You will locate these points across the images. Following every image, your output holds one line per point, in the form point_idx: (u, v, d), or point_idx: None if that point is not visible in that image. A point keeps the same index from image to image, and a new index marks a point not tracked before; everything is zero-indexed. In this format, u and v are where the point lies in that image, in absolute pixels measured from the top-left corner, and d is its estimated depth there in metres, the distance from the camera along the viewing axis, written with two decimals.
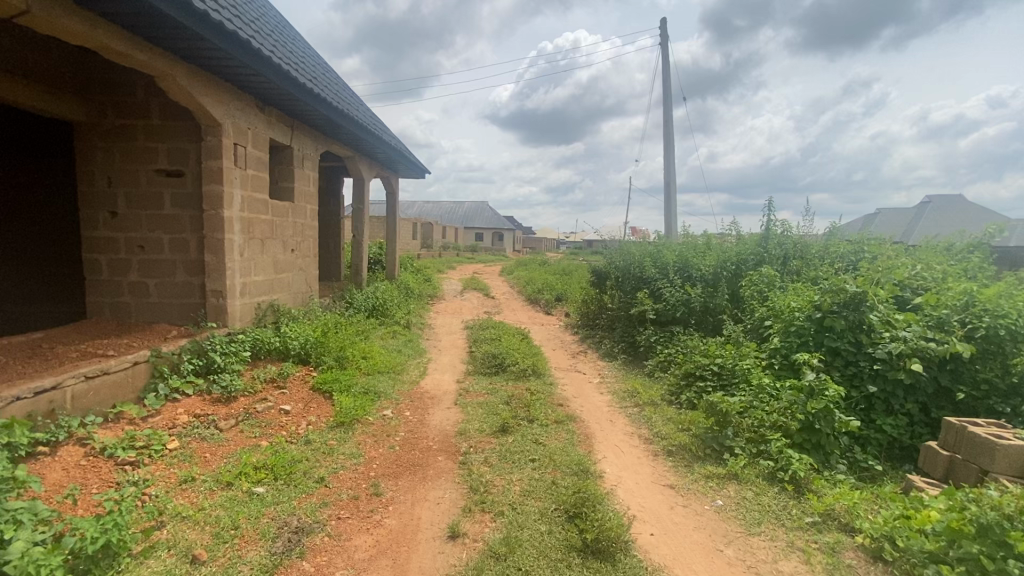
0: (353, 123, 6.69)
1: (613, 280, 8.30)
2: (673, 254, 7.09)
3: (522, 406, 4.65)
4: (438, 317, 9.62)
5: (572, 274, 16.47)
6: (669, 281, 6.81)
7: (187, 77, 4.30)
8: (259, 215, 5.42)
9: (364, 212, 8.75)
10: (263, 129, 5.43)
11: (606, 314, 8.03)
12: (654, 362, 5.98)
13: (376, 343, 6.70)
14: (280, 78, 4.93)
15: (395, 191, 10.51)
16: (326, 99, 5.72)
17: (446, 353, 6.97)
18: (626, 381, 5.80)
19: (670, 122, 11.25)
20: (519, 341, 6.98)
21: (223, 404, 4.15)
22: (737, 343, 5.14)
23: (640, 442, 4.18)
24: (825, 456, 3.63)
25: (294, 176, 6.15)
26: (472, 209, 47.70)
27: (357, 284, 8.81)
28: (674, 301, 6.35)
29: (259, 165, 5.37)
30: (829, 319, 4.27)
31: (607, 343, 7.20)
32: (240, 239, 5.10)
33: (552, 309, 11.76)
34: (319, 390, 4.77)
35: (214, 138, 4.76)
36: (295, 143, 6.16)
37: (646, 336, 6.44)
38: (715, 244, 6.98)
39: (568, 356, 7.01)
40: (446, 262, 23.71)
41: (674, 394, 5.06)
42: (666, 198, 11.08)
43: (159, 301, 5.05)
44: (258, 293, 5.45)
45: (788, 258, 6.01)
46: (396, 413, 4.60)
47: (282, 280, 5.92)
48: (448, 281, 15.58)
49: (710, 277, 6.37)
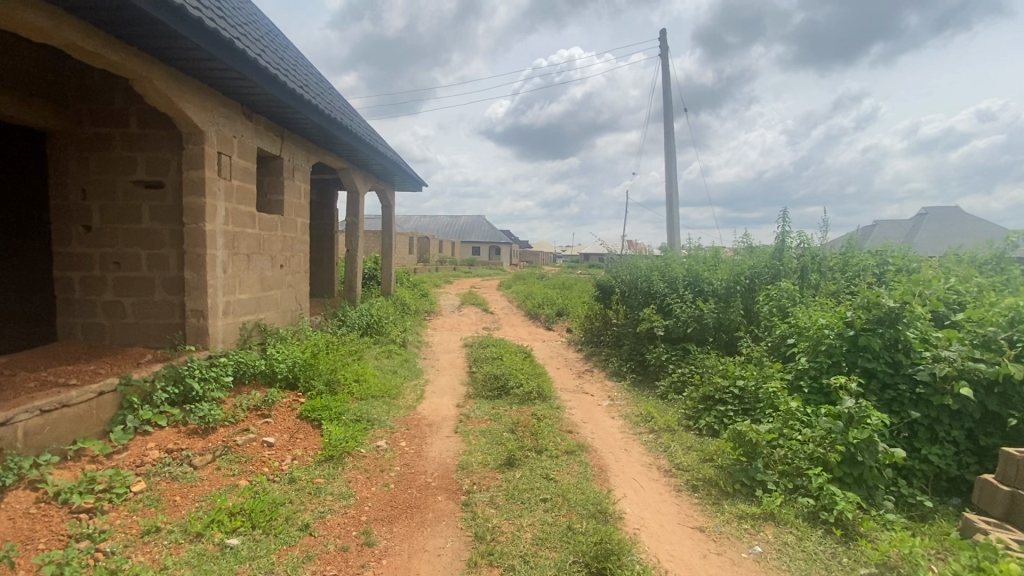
0: (347, 133, 6.39)
1: (618, 295, 7.95)
2: (682, 268, 6.77)
3: (528, 435, 4.26)
4: (435, 335, 9.24)
5: (570, 288, 16.17)
6: (678, 296, 6.45)
7: (165, 80, 3.98)
8: (245, 229, 5.06)
9: (359, 226, 8.42)
10: (250, 137, 5.11)
11: (611, 331, 7.67)
12: (667, 383, 5.61)
13: (371, 364, 6.32)
14: (270, 83, 4.63)
15: (391, 204, 10.21)
16: (319, 107, 5.42)
17: (444, 373, 6.59)
18: (638, 403, 5.42)
19: (671, 133, 11.04)
20: (521, 360, 6.60)
21: (200, 437, 3.74)
22: (758, 362, 4.81)
23: (661, 475, 3.79)
24: (869, 491, 3.27)
25: (283, 187, 5.83)
26: (469, 224, 47.54)
27: (351, 301, 8.44)
28: (685, 317, 6.00)
29: (246, 176, 5.03)
30: (863, 338, 3.95)
31: (614, 362, 6.82)
32: (224, 254, 4.74)
33: (553, 324, 11.40)
34: (307, 418, 4.38)
35: (196, 147, 4.43)
36: (285, 153, 5.84)
37: (656, 354, 6.07)
38: (726, 257, 6.66)
39: (573, 376, 6.63)
40: (443, 276, 23.35)
41: (693, 419, 4.69)
42: (669, 210, 10.81)
43: (135, 322, 4.68)
44: (243, 312, 5.08)
45: (806, 271, 5.69)
46: (391, 443, 4.21)
47: (269, 297, 5.56)
48: (445, 296, 15.22)
49: (723, 292, 6.01)
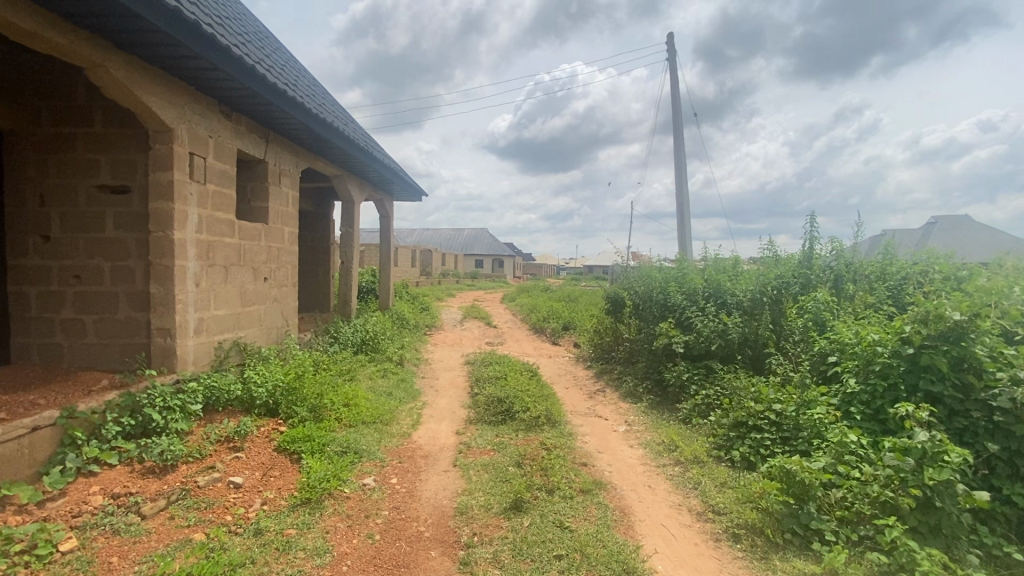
0: (339, 136, 5.95)
1: (631, 307, 7.41)
2: (701, 278, 6.23)
3: (538, 470, 3.71)
4: (436, 351, 8.72)
5: (577, 300, 15.66)
6: (699, 308, 5.90)
7: (122, 69, 3.52)
8: (222, 238, 4.59)
9: (354, 237, 7.91)
10: (229, 138, 4.66)
11: (625, 346, 7.12)
12: (691, 406, 5.07)
13: (364, 386, 5.78)
14: (249, 78, 4.18)
15: (390, 214, 9.76)
16: (306, 106, 4.96)
17: (444, 395, 6.04)
18: (659, 429, 4.87)
19: (680, 139, 10.60)
20: (528, 379, 6.06)
21: (155, 477, 3.23)
22: (796, 384, 4.27)
23: (694, 521, 3.24)
24: (949, 543, 2.70)
25: (268, 194, 5.36)
26: (472, 237, 47.26)
27: (345, 316, 7.93)
28: (707, 332, 5.45)
29: (224, 180, 4.57)
30: (926, 357, 3.40)
31: (629, 382, 6.27)
32: (197, 266, 4.26)
33: (559, 338, 10.85)
34: (285, 451, 3.85)
35: (163, 146, 3.96)
36: (270, 157, 5.39)
37: (676, 373, 5.53)
38: (749, 267, 6.11)
39: (585, 397, 6.08)
40: (445, 288, 22.84)
41: (726, 450, 4.15)
42: (679, 218, 10.32)
43: (96, 342, 4.19)
44: (220, 330, 4.58)
45: (841, 280, 5.19)
46: (380, 481, 3.66)
47: (251, 313, 5.06)
48: (448, 310, 14.72)
49: (749, 304, 5.44)
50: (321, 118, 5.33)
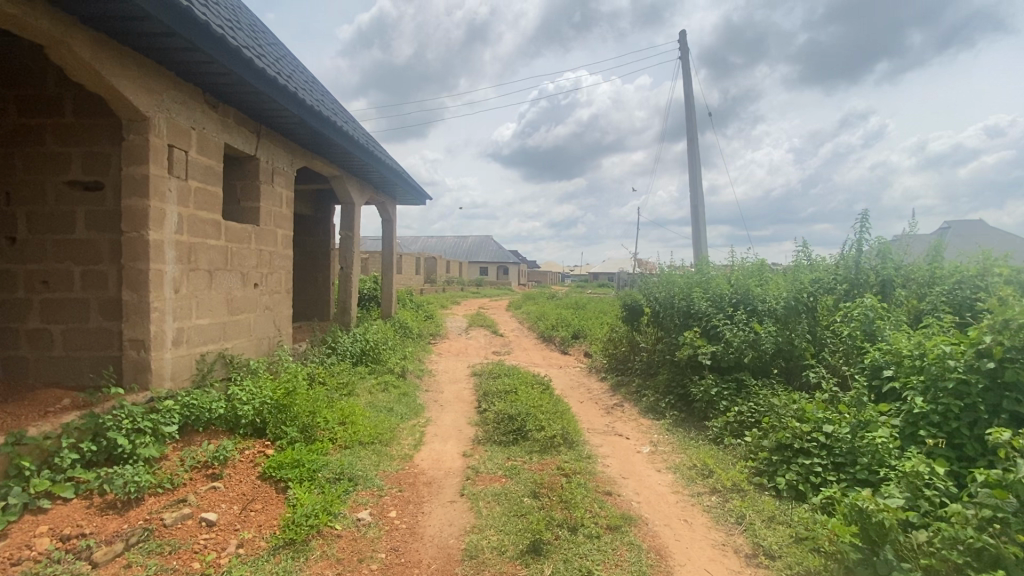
0: (339, 135, 5.57)
1: (649, 315, 6.93)
2: (726, 282, 5.74)
3: (557, 504, 3.24)
4: (440, 362, 8.26)
5: (585, 308, 15.18)
6: (726, 316, 5.42)
7: (87, 47, 3.11)
8: (206, 240, 4.17)
9: (353, 242, 7.48)
10: (215, 131, 4.26)
11: (643, 357, 6.64)
12: (722, 425, 4.61)
13: (362, 402, 5.32)
14: (240, 65, 3.80)
15: (393, 218, 9.36)
16: (302, 98, 4.57)
17: (449, 411, 5.58)
18: (688, 451, 4.40)
19: (693, 139, 10.17)
20: (539, 393, 5.58)
21: (116, 514, 2.79)
22: (846, 402, 3.81)
23: (744, 566, 2.77)
24: None
25: (260, 193, 4.96)
26: (476, 244, 46.92)
27: (344, 325, 7.50)
28: (737, 342, 4.98)
29: (208, 176, 4.17)
30: (1012, 373, 2.98)
31: (650, 396, 5.79)
32: (177, 271, 3.83)
33: (569, 347, 10.37)
34: (271, 479, 3.40)
35: (139, 136, 3.56)
36: (263, 154, 4.99)
37: (704, 388, 5.05)
38: (782, 270, 5.67)
39: (602, 413, 5.60)
40: (450, 296, 22.44)
41: (769, 477, 3.68)
42: (693, 220, 9.86)
43: (65, 355, 3.77)
44: (203, 341, 4.15)
45: (890, 285, 4.83)
46: (378, 515, 3.20)
47: (238, 323, 4.63)
48: (452, 318, 14.26)
49: (783, 311, 4.97)
50: (320, 113, 4.96)
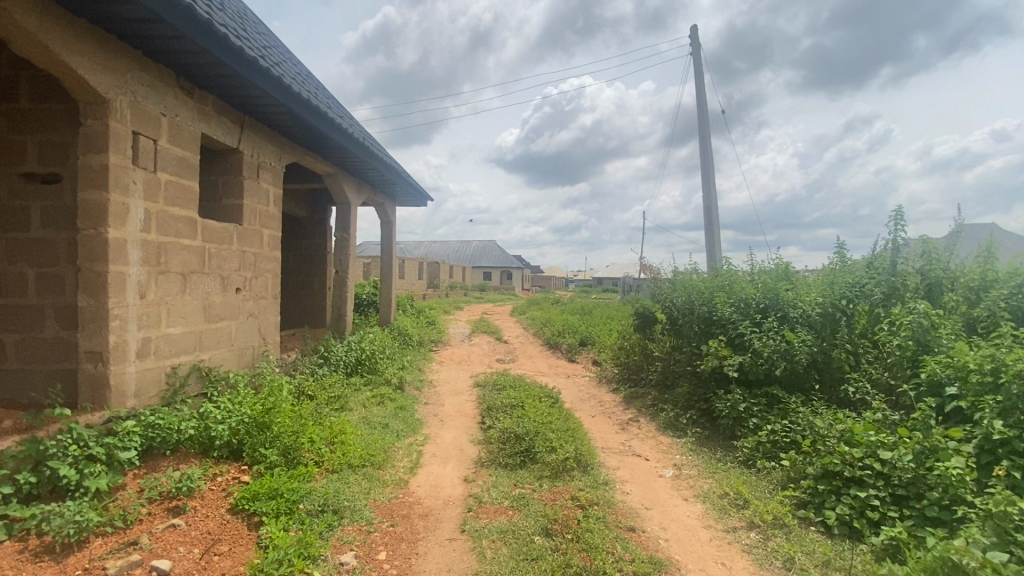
0: (334, 130, 5.18)
1: (664, 322, 6.46)
2: (751, 286, 5.28)
3: (574, 546, 2.77)
4: (441, 371, 7.81)
5: (592, 313, 14.73)
6: (753, 323, 4.95)
7: (31, 16, 2.70)
8: (180, 239, 3.75)
9: (350, 244, 7.02)
10: (190, 119, 3.84)
11: (662, 369, 6.17)
12: (753, 446, 4.14)
13: (354, 418, 4.87)
14: (217, 46, 3.39)
15: (393, 219, 8.94)
16: (290, 86, 4.17)
17: (450, 427, 5.13)
18: (717, 476, 3.92)
19: (706, 137, 9.72)
20: (549, 408, 5.13)
21: (51, 561, 2.36)
22: (904, 426, 3.36)
23: None
24: None
25: (243, 189, 4.53)
26: (480, 249, 46.57)
27: (340, 332, 7.04)
28: (768, 353, 4.50)
29: (182, 168, 3.75)
30: None
31: (668, 411, 5.33)
32: (143, 273, 3.41)
33: (576, 355, 9.91)
34: (243, 513, 2.96)
35: (97, 122, 3.15)
36: (247, 147, 4.57)
37: (731, 403, 4.58)
38: (813, 274, 5.22)
39: (616, 431, 5.13)
40: (453, 301, 22.02)
41: (814, 509, 3.19)
42: (707, 221, 9.39)
43: (18, 368, 3.34)
44: (175, 353, 3.71)
45: (938, 289, 4.37)
46: (364, 558, 2.74)
47: (217, 331, 4.19)
48: (455, 324, 13.82)
49: (819, 318, 4.52)
50: (311, 104, 4.56)
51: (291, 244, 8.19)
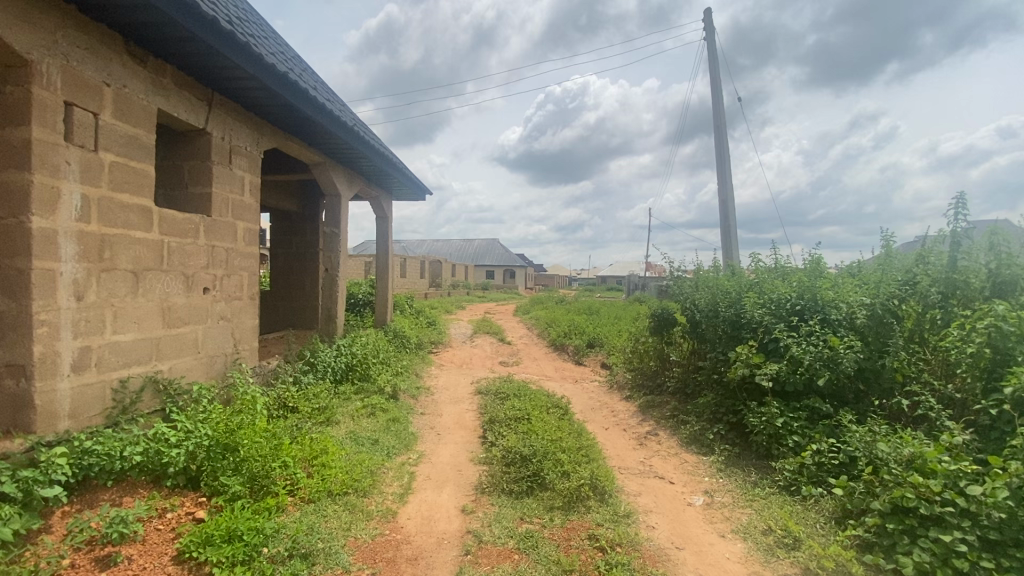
0: (320, 114, 4.67)
1: (683, 324, 5.90)
2: (783, 284, 4.73)
3: None
4: (440, 376, 7.28)
5: (599, 313, 14.15)
6: (788, 325, 4.39)
7: None
8: (132, 231, 3.22)
9: (340, 240, 6.48)
10: (142, 93, 3.31)
11: (686, 380, 5.64)
12: (795, 469, 3.61)
13: (340, 433, 4.34)
14: (173, 6, 2.86)
15: (389, 214, 8.40)
16: (265, 59, 3.63)
17: (447, 443, 4.59)
18: (756, 505, 3.38)
19: (723, 126, 9.13)
20: (558, 421, 4.59)
21: None
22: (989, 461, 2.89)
23: None
24: None
25: (212, 176, 3.99)
26: (483, 247, 46.00)
27: (330, 335, 6.51)
28: (808, 360, 3.94)
29: (133, 148, 3.22)
30: None
31: (692, 424, 4.79)
32: (79, 271, 2.88)
33: (584, 357, 9.34)
34: (195, 563, 2.45)
35: (18, 88, 2.62)
36: (217, 129, 4.03)
37: (766, 417, 4.03)
38: (856, 271, 4.67)
39: (633, 447, 4.59)
40: (455, 301, 21.49)
41: (884, 554, 2.65)
42: (723, 216, 8.80)
43: None
44: (124, 364, 3.18)
45: (1009, 287, 3.79)
46: None
47: (180, 337, 3.66)
48: (457, 325, 13.27)
49: (867, 322, 3.97)
50: (293, 82, 4.03)
51: (282, 240, 7.69)
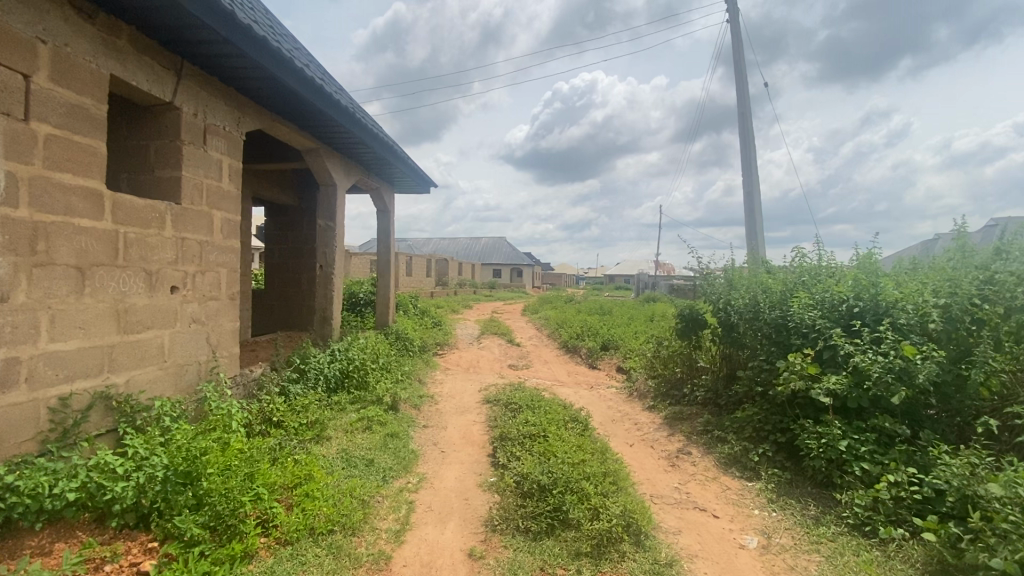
0: (310, 92, 4.13)
1: (714, 327, 5.33)
2: (836, 283, 4.13)
3: None
4: (445, 382, 6.74)
5: (611, 313, 13.55)
6: (846, 331, 3.79)
7: None
8: (77, 218, 2.69)
9: (336, 235, 5.96)
10: (90, 53, 2.77)
11: (719, 391, 5.08)
12: (868, 505, 3.04)
13: (330, 453, 3.81)
14: None
15: (391, 207, 7.87)
16: (242, 20, 3.09)
17: (452, 463, 4.04)
18: (825, 552, 2.80)
19: (746, 113, 8.51)
20: (578, 438, 4.04)
21: None
22: None
23: None
24: None
25: (182, 158, 3.46)
26: (490, 245, 45.47)
27: (325, 338, 5.97)
28: (877, 373, 3.34)
29: (78, 119, 2.70)
30: None
31: (730, 443, 4.21)
32: (3, 267, 2.36)
33: (598, 360, 8.76)
34: None
35: None
36: (187, 104, 3.49)
37: (825, 439, 3.44)
38: (918, 266, 4.06)
39: (664, 468, 4.02)
40: (462, 300, 20.96)
41: None
42: (749, 210, 8.18)
43: None
44: (67, 378, 2.65)
45: None
46: None
47: (142, 344, 3.13)
48: (463, 325, 12.73)
49: (947, 327, 3.36)
50: (278, 53, 3.50)
51: (277, 236, 7.19)
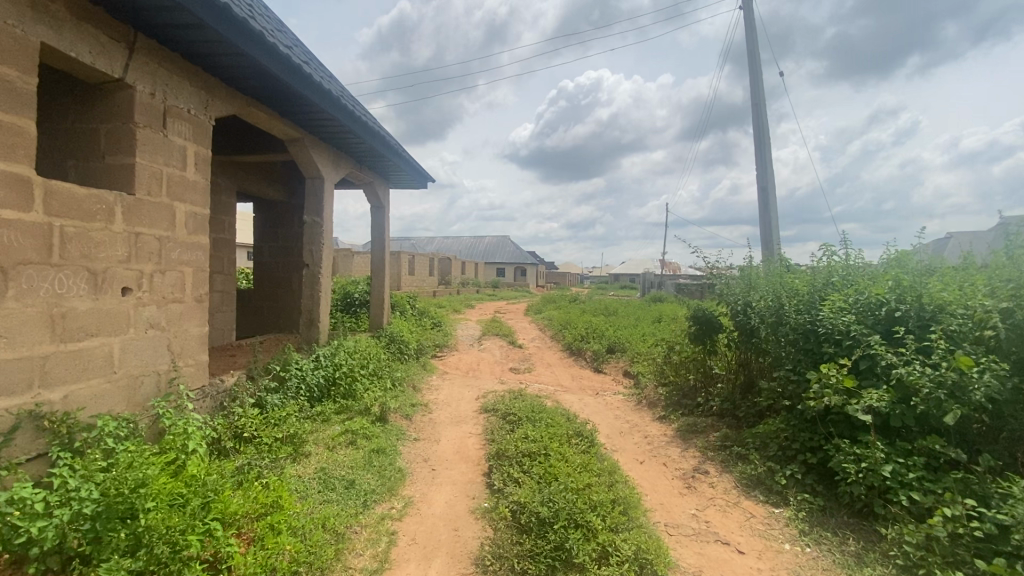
0: (288, 73, 3.73)
1: (730, 332, 4.90)
2: (872, 284, 3.69)
3: None
4: (442, 388, 6.34)
5: (618, 313, 13.14)
6: (887, 338, 3.36)
7: None
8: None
9: (324, 231, 5.56)
10: (14, 17, 2.38)
11: (738, 403, 4.65)
12: (920, 543, 2.59)
13: (306, 473, 3.40)
14: None
15: (386, 203, 7.48)
16: None
17: (443, 484, 3.64)
18: None
19: (761, 103, 8.07)
20: (585, 457, 3.62)
21: None
22: None
23: None
24: None
25: (135, 142, 3.07)
26: (494, 244, 45.08)
27: (311, 343, 5.57)
28: (928, 387, 2.90)
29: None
30: None
31: (754, 463, 3.77)
32: None
33: (604, 364, 8.34)
34: None
35: None
36: (141, 82, 3.10)
37: (865, 463, 3.00)
38: (966, 265, 3.61)
39: (680, 491, 3.60)
40: (465, 299, 20.57)
41: None
42: (764, 207, 7.71)
43: None
44: None
45: None
46: None
47: (86, 353, 2.75)
48: (465, 326, 12.34)
49: (1010, 335, 2.91)
50: (245, 25, 3.09)
51: (265, 233, 6.81)
